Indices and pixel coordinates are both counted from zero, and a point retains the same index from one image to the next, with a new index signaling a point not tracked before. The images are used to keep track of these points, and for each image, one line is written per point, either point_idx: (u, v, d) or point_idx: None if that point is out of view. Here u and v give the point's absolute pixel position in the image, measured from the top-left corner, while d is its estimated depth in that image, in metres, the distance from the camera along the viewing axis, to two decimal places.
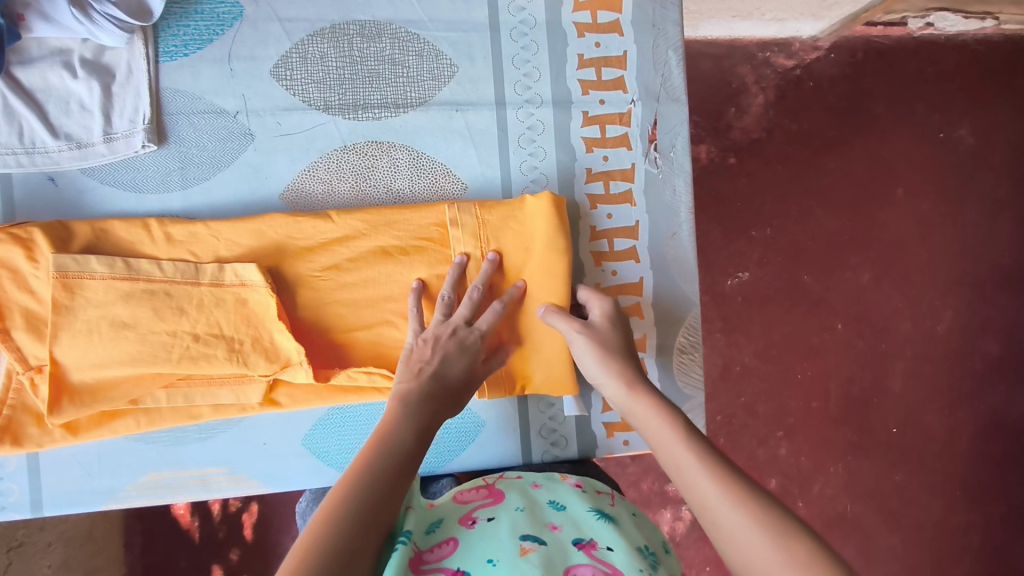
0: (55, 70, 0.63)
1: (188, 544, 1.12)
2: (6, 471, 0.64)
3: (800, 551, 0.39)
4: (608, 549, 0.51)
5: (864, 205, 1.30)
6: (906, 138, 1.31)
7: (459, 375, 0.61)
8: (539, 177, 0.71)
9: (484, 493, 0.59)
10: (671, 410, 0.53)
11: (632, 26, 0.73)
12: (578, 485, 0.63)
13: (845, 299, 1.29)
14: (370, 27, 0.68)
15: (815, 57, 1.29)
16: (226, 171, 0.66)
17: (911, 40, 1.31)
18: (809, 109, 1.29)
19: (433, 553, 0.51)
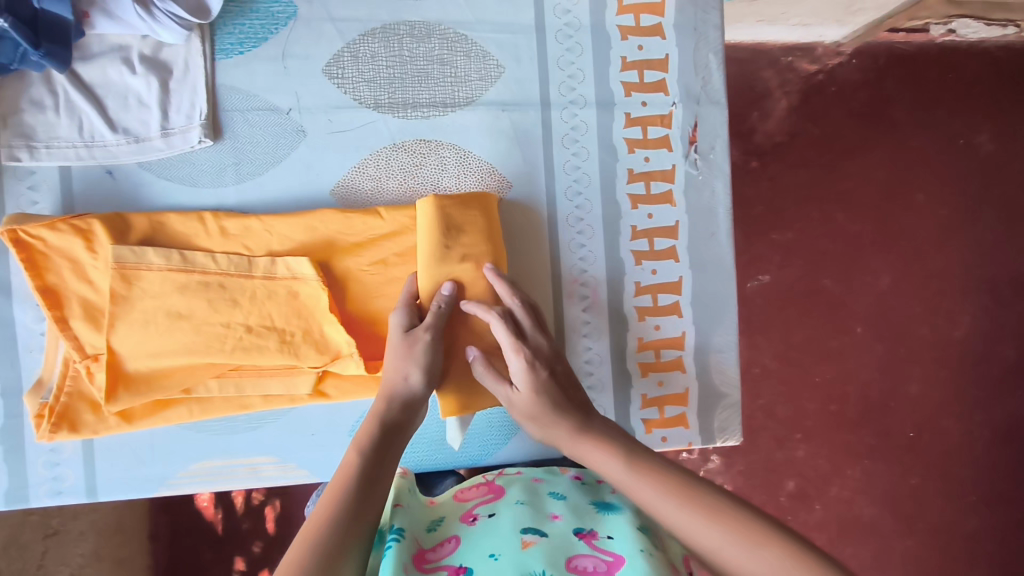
0: (115, 65, 0.64)
1: (210, 536, 1.14)
2: (63, 456, 0.65)
3: (770, 551, 0.46)
4: (609, 536, 0.52)
5: (883, 210, 1.30)
6: (926, 143, 1.32)
7: (426, 389, 0.63)
8: (581, 177, 0.73)
9: (485, 490, 0.62)
10: (612, 444, 0.58)
11: (675, 29, 0.74)
12: (576, 477, 0.65)
13: (862, 303, 1.30)
14: (420, 28, 0.70)
15: (838, 62, 1.30)
16: (279, 167, 0.68)
17: (933, 46, 1.32)
18: (831, 114, 1.30)
19: (434, 552, 0.53)
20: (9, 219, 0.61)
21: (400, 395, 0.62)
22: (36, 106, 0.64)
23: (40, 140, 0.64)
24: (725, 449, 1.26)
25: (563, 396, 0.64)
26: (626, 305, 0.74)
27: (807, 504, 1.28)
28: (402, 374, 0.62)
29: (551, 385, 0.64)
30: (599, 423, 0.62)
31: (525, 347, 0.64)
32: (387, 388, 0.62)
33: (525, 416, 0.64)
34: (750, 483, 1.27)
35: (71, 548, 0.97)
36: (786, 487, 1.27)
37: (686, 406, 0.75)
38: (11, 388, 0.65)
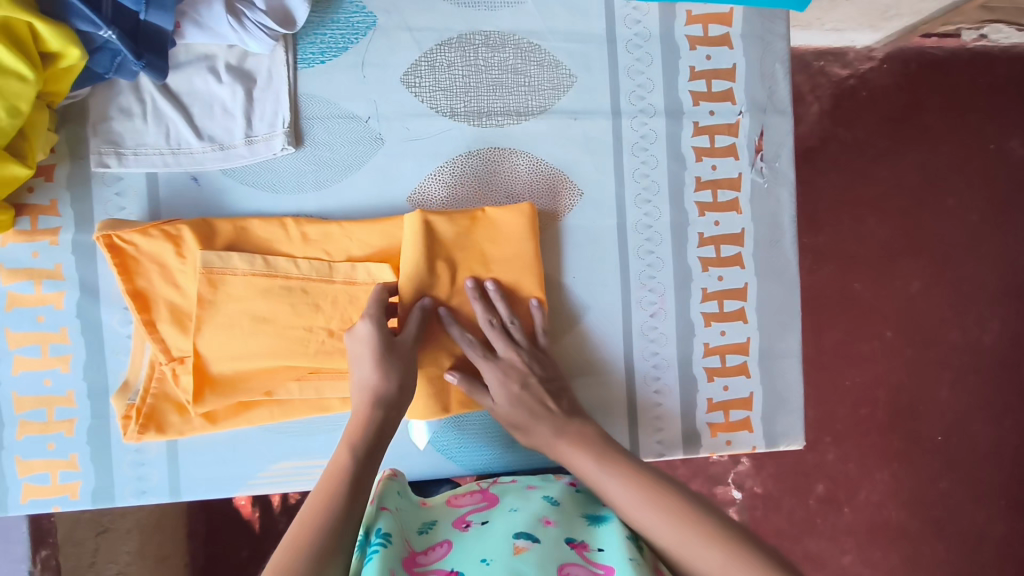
0: (202, 74, 0.65)
1: (249, 534, 1.13)
2: (148, 456, 0.67)
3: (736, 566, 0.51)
4: (599, 550, 0.54)
5: (913, 214, 1.30)
6: (956, 148, 1.31)
7: (402, 397, 0.64)
8: (650, 184, 0.74)
9: (478, 497, 0.63)
10: (603, 451, 0.63)
11: (742, 39, 0.75)
12: (571, 483, 0.66)
13: (893, 307, 1.29)
14: (494, 38, 0.71)
15: (869, 67, 1.28)
16: (357, 174, 0.69)
17: (964, 52, 1.31)
18: (863, 118, 1.29)
19: (425, 556, 0.54)
20: (103, 225, 0.63)
21: (373, 396, 0.62)
22: (125, 114, 0.65)
23: (128, 147, 0.65)
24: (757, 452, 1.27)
25: (538, 407, 0.67)
26: (693, 311, 0.75)
27: (837, 508, 1.28)
28: (376, 378, 0.62)
29: (521, 397, 0.67)
30: (577, 427, 0.66)
31: (498, 365, 0.67)
32: (367, 389, 0.62)
33: (507, 423, 0.68)
34: (781, 486, 1.27)
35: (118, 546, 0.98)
36: (815, 491, 1.27)
37: (750, 411, 0.76)
38: (97, 390, 0.67)
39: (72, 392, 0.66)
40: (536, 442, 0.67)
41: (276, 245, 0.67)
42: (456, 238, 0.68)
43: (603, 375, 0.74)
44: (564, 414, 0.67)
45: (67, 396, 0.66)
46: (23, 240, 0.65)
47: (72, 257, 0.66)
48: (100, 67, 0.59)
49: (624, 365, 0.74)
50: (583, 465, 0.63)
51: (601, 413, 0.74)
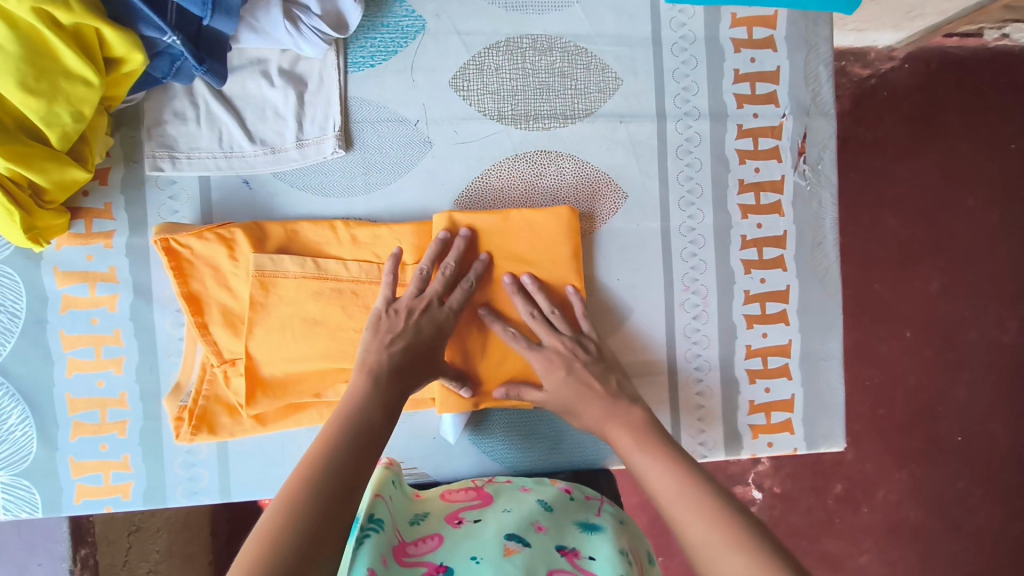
0: (254, 78, 0.66)
1: None
2: (199, 457, 0.67)
3: None
4: (590, 558, 0.52)
5: (935, 214, 1.29)
6: (977, 148, 1.29)
7: (427, 335, 0.63)
8: (695, 187, 0.74)
9: (472, 496, 0.63)
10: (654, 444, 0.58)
11: (786, 42, 0.75)
12: (566, 490, 0.65)
13: (912, 307, 1.29)
14: (541, 41, 0.71)
15: (890, 67, 1.27)
16: (406, 177, 0.70)
17: (985, 51, 1.28)
18: (884, 118, 1.28)
19: (415, 548, 0.52)
20: (159, 229, 0.64)
21: (402, 346, 0.61)
22: (179, 118, 0.65)
23: (182, 151, 0.65)
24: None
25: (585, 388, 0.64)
26: (735, 312, 0.75)
27: (855, 507, 1.28)
28: (408, 330, 0.62)
29: (568, 383, 0.65)
30: (626, 410, 0.62)
31: (544, 352, 0.66)
32: (398, 342, 0.61)
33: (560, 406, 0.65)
34: (800, 486, 1.27)
35: (149, 544, 0.99)
36: (834, 490, 1.28)
37: (791, 413, 0.76)
38: (149, 391, 0.67)
39: (125, 394, 0.67)
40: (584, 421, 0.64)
41: (327, 247, 0.67)
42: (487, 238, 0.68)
43: (647, 376, 0.74)
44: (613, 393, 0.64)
45: (121, 397, 0.67)
46: (77, 243, 0.65)
47: (126, 260, 0.66)
48: (158, 72, 0.59)
49: (667, 366, 0.75)
50: (624, 445, 0.59)
51: None
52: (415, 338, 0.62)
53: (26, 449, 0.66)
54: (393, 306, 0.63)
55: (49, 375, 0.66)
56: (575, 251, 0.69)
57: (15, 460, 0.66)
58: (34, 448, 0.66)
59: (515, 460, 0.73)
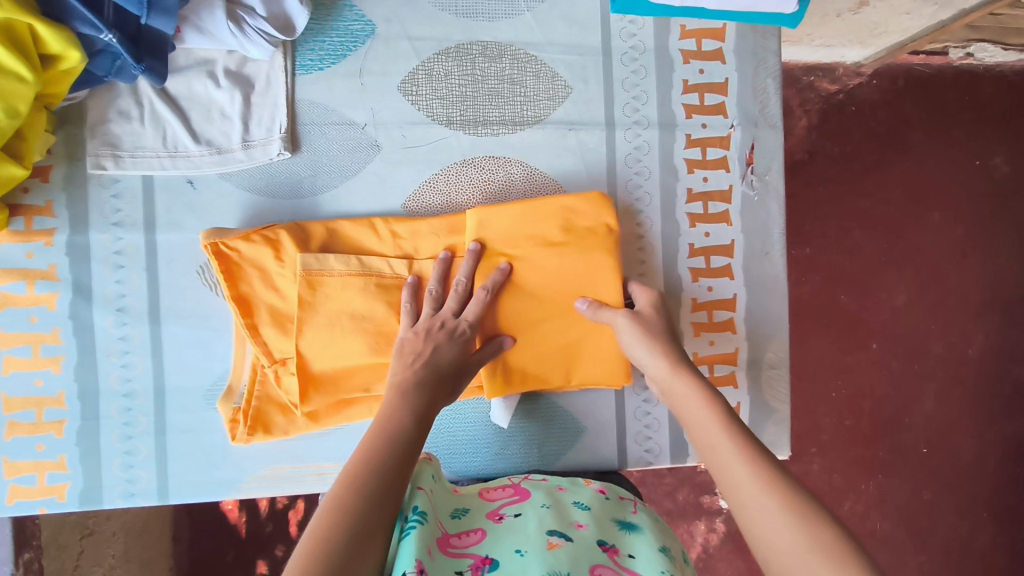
0: (200, 78, 0.66)
1: (234, 538, 1.05)
2: (138, 458, 0.66)
3: (824, 536, 0.42)
4: (631, 556, 0.53)
5: (899, 228, 1.31)
6: (942, 164, 1.32)
7: (452, 358, 0.62)
8: (643, 196, 0.75)
9: (510, 492, 0.63)
10: (713, 394, 0.57)
11: (734, 54, 0.77)
12: (602, 490, 0.64)
13: (877, 319, 1.31)
14: (492, 48, 0.72)
15: (858, 83, 1.29)
16: (353, 180, 0.70)
17: (950, 70, 1.31)
18: (852, 134, 1.29)
19: (459, 539, 0.53)
20: (206, 233, 0.64)
21: (427, 365, 0.61)
22: (123, 116, 0.65)
23: (125, 149, 0.65)
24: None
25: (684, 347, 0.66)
26: (682, 320, 0.76)
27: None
28: (429, 350, 0.61)
29: (636, 327, 0.64)
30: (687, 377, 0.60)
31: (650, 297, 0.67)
32: (424, 357, 0.61)
33: (629, 348, 0.65)
34: None
35: (104, 548, 0.97)
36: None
37: (738, 421, 0.77)
38: (88, 391, 0.66)
39: (64, 393, 0.66)
40: (650, 370, 0.63)
41: (373, 241, 0.67)
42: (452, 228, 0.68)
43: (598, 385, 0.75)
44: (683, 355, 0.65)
45: (58, 396, 0.66)
46: (18, 240, 0.65)
47: (67, 258, 0.66)
48: (99, 70, 0.59)
49: None
50: (682, 390, 0.59)
51: (591, 419, 0.75)
52: (441, 355, 0.62)
53: None
54: (414, 330, 0.63)
55: None
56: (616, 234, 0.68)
57: None
58: None
59: (468, 465, 0.73)
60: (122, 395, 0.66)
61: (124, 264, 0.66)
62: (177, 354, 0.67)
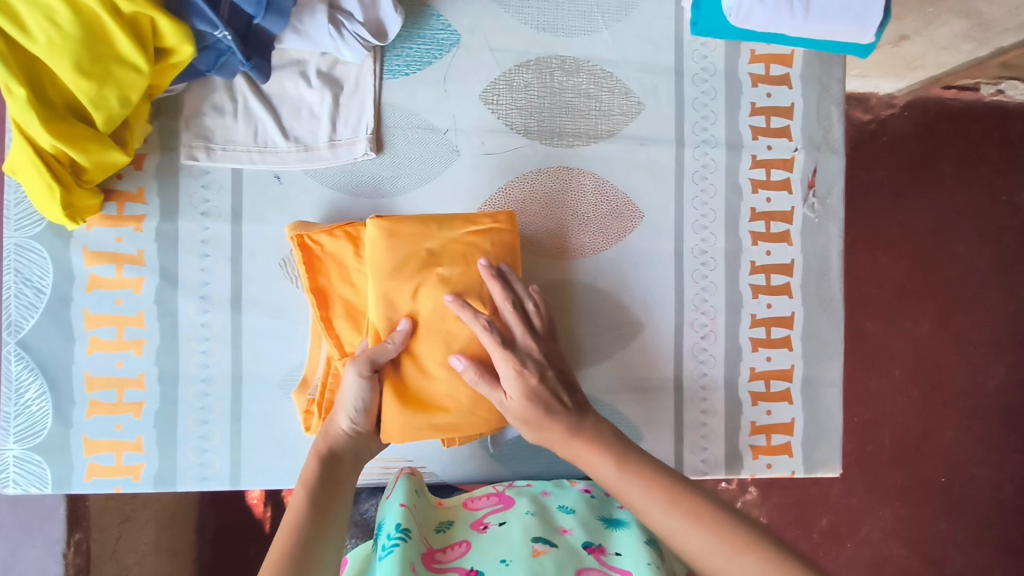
0: (293, 78, 0.69)
1: (259, 534, 1.13)
2: (212, 443, 0.68)
3: (752, 559, 0.47)
4: (616, 554, 0.56)
5: (925, 258, 1.33)
6: (970, 199, 1.34)
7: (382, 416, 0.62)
8: (708, 212, 0.77)
9: (494, 501, 0.64)
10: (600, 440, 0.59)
11: (801, 80, 0.79)
12: (585, 489, 0.67)
13: (901, 345, 1.32)
14: (570, 62, 0.75)
15: (890, 114, 1.32)
16: (433, 183, 0.72)
17: (981, 105, 1.33)
18: (881, 163, 1.32)
19: (444, 554, 0.55)
20: (290, 227, 0.67)
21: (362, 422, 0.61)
22: (216, 110, 0.68)
23: (217, 142, 0.68)
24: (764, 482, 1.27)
25: (550, 403, 0.61)
26: (742, 336, 0.78)
27: (839, 541, 1.29)
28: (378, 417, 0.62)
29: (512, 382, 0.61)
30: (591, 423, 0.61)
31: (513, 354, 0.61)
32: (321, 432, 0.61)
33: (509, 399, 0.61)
34: (784, 516, 1.28)
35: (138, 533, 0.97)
36: (819, 523, 1.29)
37: (791, 436, 0.79)
38: (167, 375, 0.68)
39: (143, 375, 0.68)
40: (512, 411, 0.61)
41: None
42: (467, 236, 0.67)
43: (655, 396, 0.76)
44: (574, 411, 0.62)
45: (139, 378, 0.68)
46: (108, 225, 0.67)
47: (155, 245, 0.68)
48: (203, 65, 0.62)
49: (673, 382, 0.77)
50: (577, 446, 0.60)
51: (650, 428, 0.76)
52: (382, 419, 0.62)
53: (41, 424, 0.67)
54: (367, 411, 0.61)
55: (70, 353, 0.67)
56: (389, 272, 0.61)
57: (29, 434, 0.67)
58: (48, 423, 0.67)
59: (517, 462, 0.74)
60: (200, 380, 0.68)
61: (209, 253, 0.69)
62: (256, 344, 0.69)
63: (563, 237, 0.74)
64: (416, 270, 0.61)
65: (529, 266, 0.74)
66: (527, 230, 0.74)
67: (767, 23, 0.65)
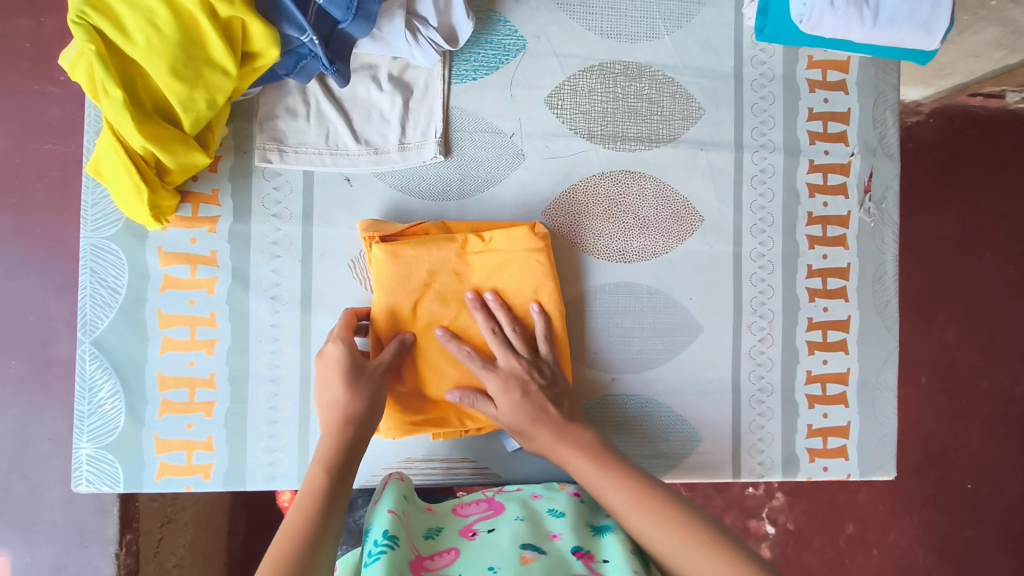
0: (365, 82, 0.70)
1: None
2: (281, 443, 0.69)
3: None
4: (604, 561, 0.52)
5: (952, 261, 1.27)
6: (996, 203, 1.27)
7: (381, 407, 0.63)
8: (766, 216, 0.78)
9: (485, 507, 0.60)
10: (602, 455, 0.60)
11: (858, 86, 0.80)
12: (576, 493, 0.63)
13: (927, 353, 1.27)
14: (633, 68, 0.76)
15: (915, 121, 1.27)
16: (499, 186, 0.73)
17: (1007, 113, 1.27)
18: (907, 171, 1.28)
19: (432, 562, 0.51)
20: (363, 225, 0.68)
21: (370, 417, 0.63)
22: (290, 113, 0.69)
23: (290, 145, 0.69)
24: (791, 487, 1.24)
25: (539, 412, 0.64)
26: (799, 339, 0.78)
27: (866, 549, 1.24)
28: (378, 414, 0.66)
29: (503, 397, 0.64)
30: (579, 431, 0.63)
31: (497, 372, 0.65)
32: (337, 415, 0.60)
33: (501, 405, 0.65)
34: (813, 523, 1.24)
35: (177, 537, 0.92)
36: (846, 530, 1.24)
37: (847, 439, 0.79)
38: (237, 374, 0.68)
39: (214, 375, 0.68)
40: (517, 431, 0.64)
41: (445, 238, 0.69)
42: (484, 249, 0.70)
43: (712, 398, 0.77)
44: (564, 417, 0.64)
45: (210, 378, 0.68)
46: (183, 225, 0.68)
47: (227, 246, 0.68)
48: (283, 68, 0.63)
49: (731, 385, 0.77)
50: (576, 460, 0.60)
51: (708, 430, 0.77)
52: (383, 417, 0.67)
53: (113, 423, 0.67)
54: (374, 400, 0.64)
55: (143, 352, 0.67)
56: (388, 289, 0.66)
57: (102, 433, 0.67)
58: (121, 422, 0.67)
59: None
60: (268, 380, 0.69)
61: (280, 254, 0.69)
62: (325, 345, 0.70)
63: (621, 242, 0.75)
64: (418, 284, 0.66)
65: (591, 268, 0.75)
66: (588, 235, 0.74)
67: (836, 30, 0.66)
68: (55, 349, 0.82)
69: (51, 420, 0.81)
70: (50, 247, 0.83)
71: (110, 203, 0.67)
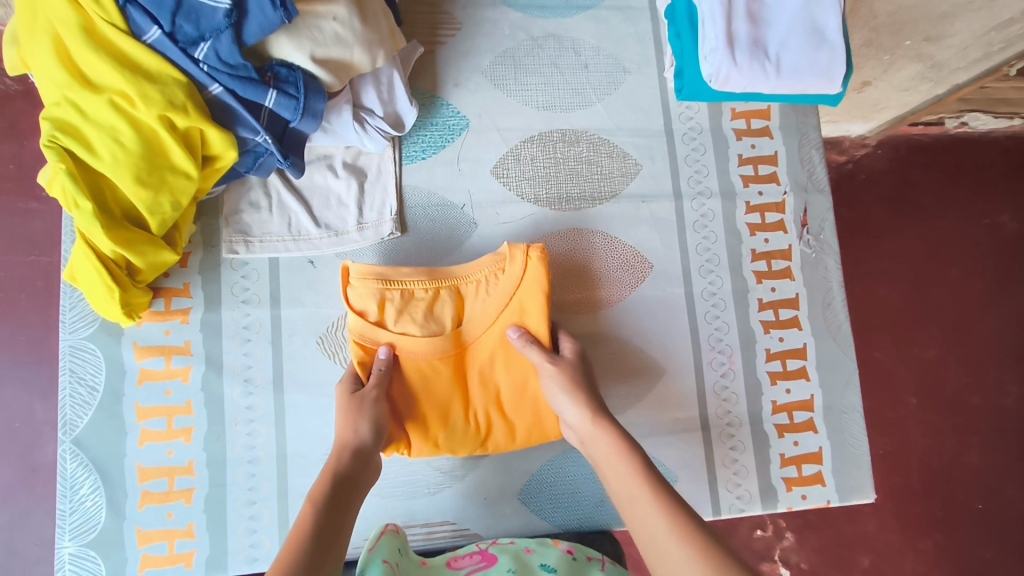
0: (321, 171, 0.75)
1: None
2: (260, 523, 0.69)
3: None
4: None
5: (919, 282, 1.31)
6: (951, 223, 1.33)
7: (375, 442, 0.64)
8: (712, 257, 0.82)
9: (477, 559, 0.62)
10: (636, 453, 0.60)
11: (781, 130, 0.86)
12: (568, 550, 0.63)
13: (911, 373, 1.28)
14: (570, 134, 0.82)
15: (863, 153, 1.35)
16: (455, 253, 0.77)
17: (946, 138, 1.34)
18: (862, 199, 1.33)
19: None
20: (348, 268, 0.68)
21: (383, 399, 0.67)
22: (253, 207, 0.74)
23: (255, 236, 0.73)
24: (797, 524, 1.23)
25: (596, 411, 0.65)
26: (760, 370, 0.81)
27: None
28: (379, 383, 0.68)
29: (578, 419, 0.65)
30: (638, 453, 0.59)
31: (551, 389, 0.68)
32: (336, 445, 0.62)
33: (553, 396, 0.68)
34: (824, 559, 1.22)
35: None
36: (859, 563, 1.22)
37: (822, 465, 0.80)
38: (214, 459, 0.70)
39: (192, 462, 0.70)
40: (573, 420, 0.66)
41: (391, 308, 0.69)
42: (429, 350, 0.70)
43: (683, 437, 0.79)
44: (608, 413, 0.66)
45: (188, 465, 0.70)
46: (157, 320, 0.71)
47: (200, 334, 0.72)
48: (243, 166, 0.68)
49: (700, 422, 0.79)
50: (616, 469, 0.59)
51: (684, 469, 0.78)
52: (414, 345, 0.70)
53: (95, 519, 0.68)
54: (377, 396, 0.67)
55: (122, 446, 0.69)
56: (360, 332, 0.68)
57: (83, 530, 0.68)
58: (102, 517, 0.68)
59: (561, 515, 0.74)
60: (246, 461, 0.71)
61: (250, 338, 0.73)
62: (297, 421, 0.72)
63: (575, 296, 0.79)
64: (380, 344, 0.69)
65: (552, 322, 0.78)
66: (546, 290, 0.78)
67: (744, 84, 0.72)
68: (41, 453, 0.84)
69: (38, 524, 0.82)
70: (33, 353, 0.85)
71: (86, 305, 0.71)
